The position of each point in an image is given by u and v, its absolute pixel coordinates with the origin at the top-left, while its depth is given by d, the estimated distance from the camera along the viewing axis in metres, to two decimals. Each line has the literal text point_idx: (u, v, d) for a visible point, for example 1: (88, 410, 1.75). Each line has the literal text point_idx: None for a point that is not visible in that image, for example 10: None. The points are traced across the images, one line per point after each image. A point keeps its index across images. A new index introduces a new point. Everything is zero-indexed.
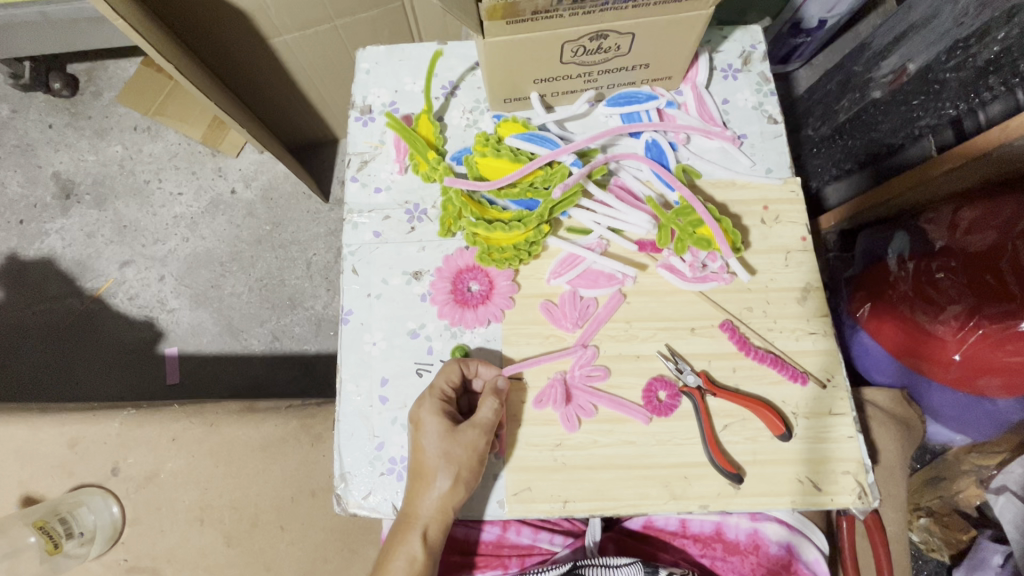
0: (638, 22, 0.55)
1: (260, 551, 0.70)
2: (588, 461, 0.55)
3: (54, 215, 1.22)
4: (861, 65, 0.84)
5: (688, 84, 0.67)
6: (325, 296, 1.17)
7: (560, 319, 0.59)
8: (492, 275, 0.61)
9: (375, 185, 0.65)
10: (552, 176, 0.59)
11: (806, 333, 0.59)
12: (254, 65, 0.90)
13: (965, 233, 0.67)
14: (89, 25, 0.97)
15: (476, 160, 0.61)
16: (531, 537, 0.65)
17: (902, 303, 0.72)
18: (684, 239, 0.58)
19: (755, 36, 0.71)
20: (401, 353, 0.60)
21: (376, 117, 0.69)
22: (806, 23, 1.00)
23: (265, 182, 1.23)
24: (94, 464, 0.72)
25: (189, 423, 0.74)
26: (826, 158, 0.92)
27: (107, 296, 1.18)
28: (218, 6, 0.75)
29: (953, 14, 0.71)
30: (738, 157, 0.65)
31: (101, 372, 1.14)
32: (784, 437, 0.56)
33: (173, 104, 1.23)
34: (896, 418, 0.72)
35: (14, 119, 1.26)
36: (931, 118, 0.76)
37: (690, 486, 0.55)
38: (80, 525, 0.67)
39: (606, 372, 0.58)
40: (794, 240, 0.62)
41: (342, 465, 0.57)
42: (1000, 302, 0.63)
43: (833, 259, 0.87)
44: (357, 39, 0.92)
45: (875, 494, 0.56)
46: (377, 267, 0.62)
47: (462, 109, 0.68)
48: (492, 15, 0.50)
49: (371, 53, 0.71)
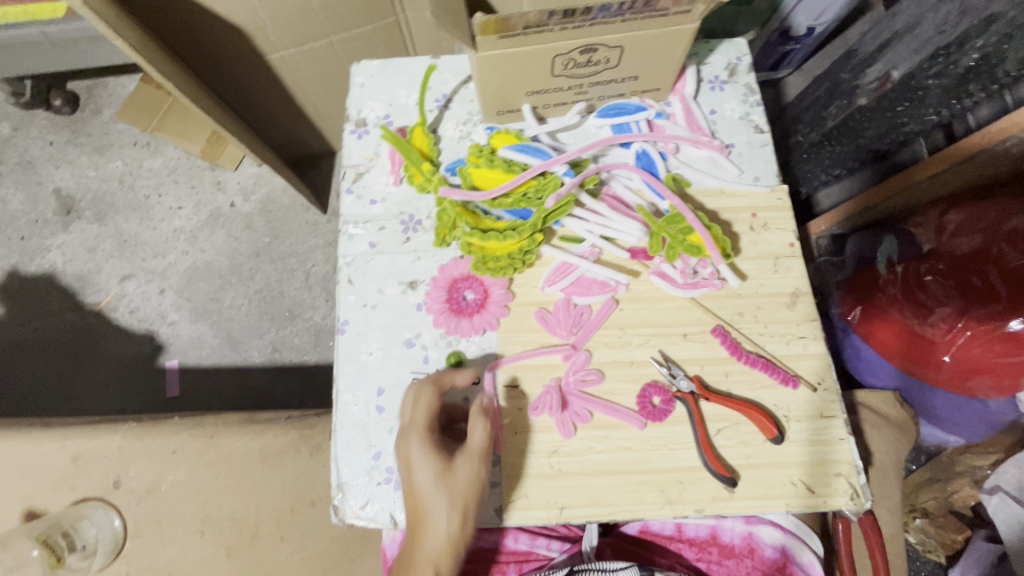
0: (627, 35, 0.56)
1: (261, 562, 0.71)
2: (583, 467, 0.56)
3: (55, 230, 1.23)
4: (848, 73, 0.85)
5: (676, 96, 0.69)
6: (324, 306, 1.18)
7: (555, 326, 0.60)
8: (487, 284, 0.62)
9: (371, 197, 0.66)
10: (544, 187, 0.60)
11: (797, 337, 0.60)
12: (251, 82, 0.92)
13: (952, 236, 0.69)
14: (89, 44, 0.99)
15: (470, 171, 0.63)
16: (528, 544, 0.65)
17: (892, 306, 0.72)
18: (675, 247, 0.59)
19: (741, 48, 0.72)
20: (397, 363, 0.60)
21: (371, 130, 0.70)
22: (795, 31, 1.02)
23: (264, 195, 1.24)
24: (95, 477, 0.73)
25: (190, 435, 0.75)
26: (815, 164, 0.94)
27: (108, 310, 1.19)
28: (217, 26, 0.77)
29: (935, 23, 0.71)
30: (727, 166, 0.66)
31: (102, 386, 1.15)
32: (777, 441, 0.56)
33: (173, 118, 1.24)
34: (889, 420, 0.73)
35: (16, 137, 1.28)
36: (915, 124, 0.79)
37: (685, 491, 0.56)
38: (83, 538, 0.68)
39: (600, 376, 0.58)
40: (784, 246, 0.63)
41: (340, 475, 0.58)
42: (986, 304, 0.64)
43: (823, 263, 0.87)
44: (353, 54, 0.93)
45: (868, 495, 0.57)
46: (373, 278, 0.63)
47: (456, 121, 0.69)
48: (484, 29, 0.52)
49: (366, 68, 0.72)
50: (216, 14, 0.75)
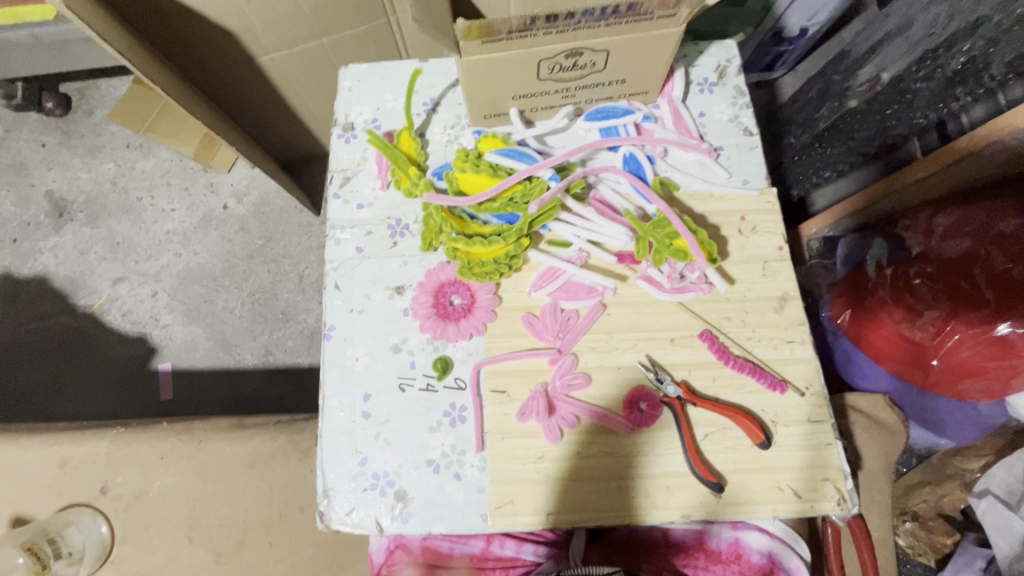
0: (612, 39, 0.56)
1: (250, 567, 0.70)
2: (570, 473, 0.56)
3: (48, 232, 1.23)
4: (840, 74, 0.86)
5: (664, 98, 0.68)
6: (318, 309, 1.18)
7: (542, 331, 0.60)
8: (474, 288, 0.61)
9: (358, 202, 0.66)
10: (530, 191, 0.60)
11: (785, 341, 0.60)
12: (241, 84, 0.92)
13: (940, 239, 0.68)
14: (79, 46, 0.99)
15: (456, 176, 0.62)
16: (515, 550, 0.65)
17: (880, 309, 0.73)
18: (661, 251, 0.59)
19: (730, 50, 0.72)
20: (384, 368, 0.60)
21: (358, 134, 0.69)
22: (788, 32, 1.01)
23: (257, 197, 1.24)
24: (84, 483, 0.73)
25: (179, 440, 0.75)
26: (807, 166, 0.92)
27: (101, 313, 1.19)
28: (204, 29, 0.76)
29: (925, 25, 0.72)
30: (715, 169, 0.66)
31: (95, 390, 1.15)
32: (764, 446, 0.56)
33: (165, 120, 1.24)
34: (878, 422, 0.73)
35: (8, 139, 1.28)
36: (904, 127, 0.77)
37: (672, 496, 0.55)
38: (69, 545, 0.67)
39: (587, 379, 0.58)
40: (772, 250, 0.63)
41: (325, 481, 0.58)
42: (975, 307, 0.64)
43: (814, 265, 0.87)
44: (344, 56, 0.93)
45: (855, 500, 0.57)
46: (359, 282, 0.63)
47: (444, 125, 0.69)
48: (468, 34, 0.51)
49: (353, 71, 0.72)
50: (204, 17, 0.75)
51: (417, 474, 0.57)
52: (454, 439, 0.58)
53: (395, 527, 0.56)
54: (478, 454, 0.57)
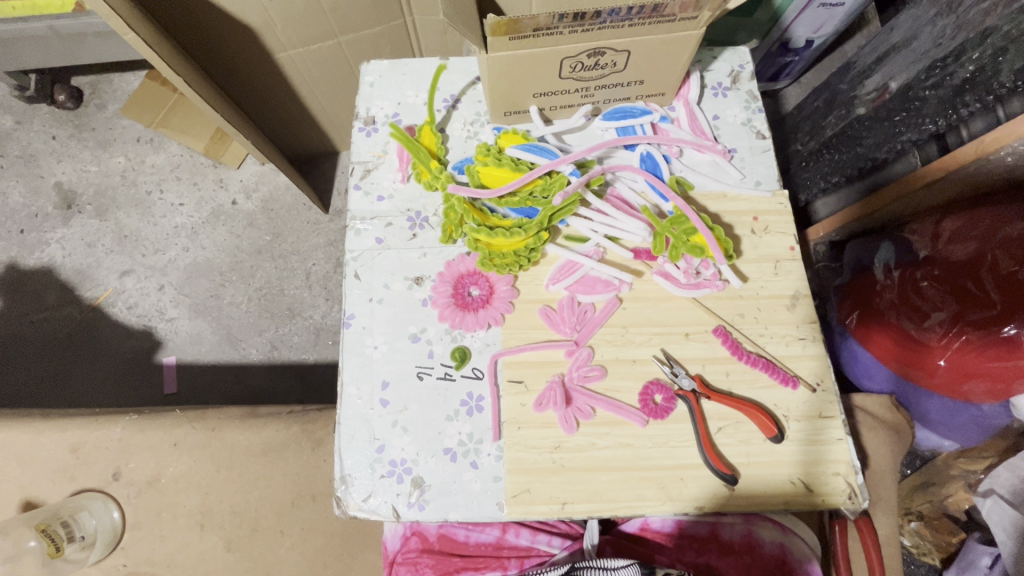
0: (634, 39, 0.57)
1: (261, 556, 0.71)
2: (586, 463, 0.57)
3: (55, 224, 1.23)
4: (846, 83, 0.90)
5: (680, 100, 0.70)
6: (324, 305, 1.18)
7: (559, 323, 0.61)
8: (492, 280, 0.62)
9: (378, 193, 0.67)
10: (551, 186, 0.61)
11: (796, 338, 0.61)
12: (258, 79, 0.93)
13: (947, 242, 0.70)
14: (96, 40, 1.00)
15: (478, 169, 0.63)
16: (530, 539, 0.65)
17: (890, 311, 0.75)
18: (678, 247, 0.61)
19: (743, 56, 0.74)
20: (402, 357, 0.61)
21: (380, 128, 0.71)
22: (794, 43, 1.04)
23: (266, 193, 1.24)
24: (95, 468, 0.73)
25: (191, 428, 0.75)
26: (814, 172, 0.94)
27: (107, 305, 1.19)
28: (227, 24, 0.78)
29: (933, 36, 0.75)
30: (728, 169, 0.67)
31: (100, 381, 1.15)
32: (777, 439, 0.57)
33: (177, 115, 1.25)
34: (885, 422, 0.74)
35: (18, 131, 1.28)
36: (912, 133, 0.78)
37: (686, 488, 0.56)
38: (82, 529, 0.67)
39: (602, 372, 0.59)
40: (784, 250, 0.64)
41: (343, 467, 0.58)
42: (980, 309, 0.66)
43: (822, 268, 0.90)
44: (361, 55, 0.94)
45: (865, 495, 0.57)
46: (379, 273, 0.64)
47: (464, 121, 0.70)
48: (496, 29, 0.53)
49: (375, 67, 0.73)
50: (227, 12, 0.76)
51: (434, 462, 0.58)
52: (471, 428, 0.59)
53: (411, 514, 0.57)
54: (495, 442, 0.58)
